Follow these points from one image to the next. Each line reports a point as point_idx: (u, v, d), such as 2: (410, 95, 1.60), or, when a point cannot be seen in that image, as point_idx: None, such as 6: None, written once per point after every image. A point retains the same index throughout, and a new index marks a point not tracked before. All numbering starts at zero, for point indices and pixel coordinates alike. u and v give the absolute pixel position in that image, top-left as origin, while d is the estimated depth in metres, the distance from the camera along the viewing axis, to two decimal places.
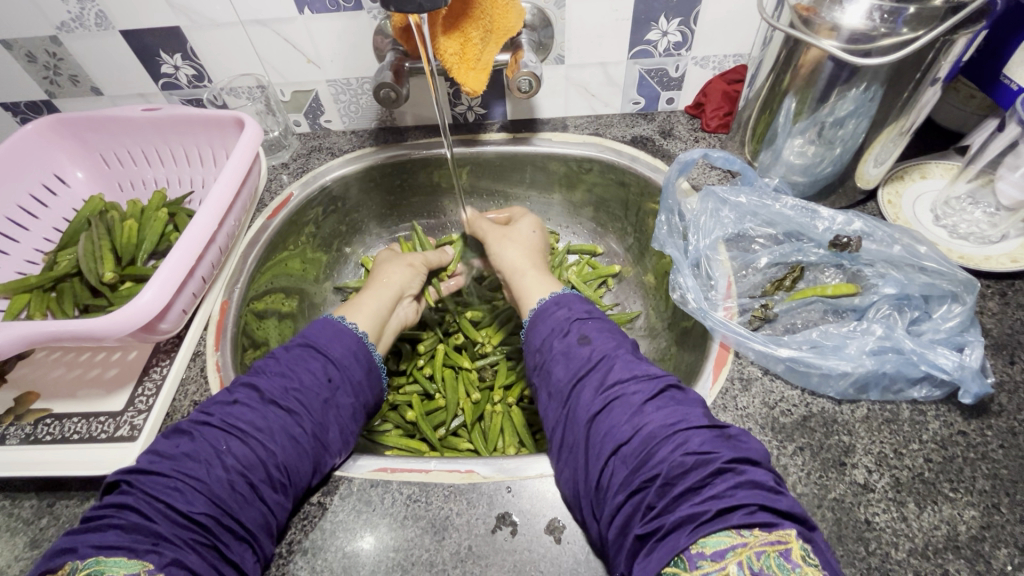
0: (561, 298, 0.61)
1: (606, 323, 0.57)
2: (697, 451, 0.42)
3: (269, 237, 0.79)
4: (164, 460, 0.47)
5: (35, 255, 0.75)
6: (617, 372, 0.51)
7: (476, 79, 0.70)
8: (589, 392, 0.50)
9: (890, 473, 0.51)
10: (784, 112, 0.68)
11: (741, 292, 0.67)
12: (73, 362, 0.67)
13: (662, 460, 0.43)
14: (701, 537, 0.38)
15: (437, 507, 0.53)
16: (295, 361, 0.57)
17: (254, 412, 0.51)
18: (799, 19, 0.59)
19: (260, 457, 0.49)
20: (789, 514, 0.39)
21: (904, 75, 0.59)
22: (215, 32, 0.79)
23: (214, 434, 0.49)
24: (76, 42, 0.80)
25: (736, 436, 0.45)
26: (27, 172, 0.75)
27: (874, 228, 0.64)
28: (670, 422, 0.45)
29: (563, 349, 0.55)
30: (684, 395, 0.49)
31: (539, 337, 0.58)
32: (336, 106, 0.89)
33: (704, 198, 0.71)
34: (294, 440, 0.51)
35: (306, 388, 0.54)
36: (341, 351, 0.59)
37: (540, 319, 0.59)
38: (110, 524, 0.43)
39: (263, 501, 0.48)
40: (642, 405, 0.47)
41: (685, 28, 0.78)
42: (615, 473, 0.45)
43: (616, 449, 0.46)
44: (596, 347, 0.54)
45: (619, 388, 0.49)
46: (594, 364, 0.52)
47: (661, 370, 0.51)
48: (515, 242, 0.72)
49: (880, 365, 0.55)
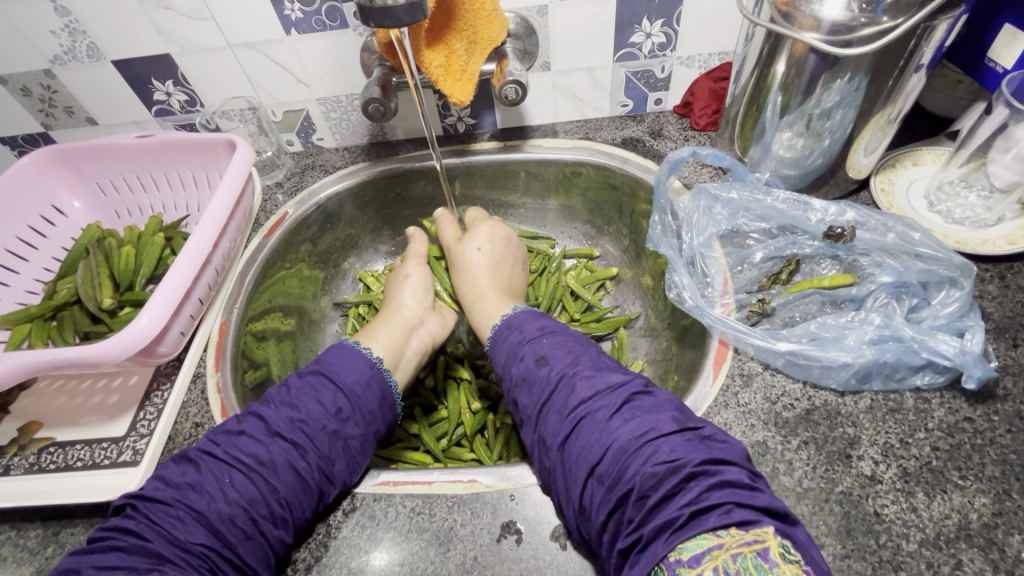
0: (510, 323, 0.61)
1: (563, 338, 0.56)
2: (667, 459, 0.42)
3: (266, 256, 0.79)
4: (170, 489, 0.48)
5: (35, 285, 0.75)
6: (580, 389, 0.50)
7: (463, 89, 0.71)
8: (555, 415, 0.50)
9: (897, 463, 0.51)
10: (771, 106, 0.68)
11: (738, 288, 0.66)
12: (75, 390, 0.67)
13: (635, 473, 0.42)
14: (678, 543, 0.37)
15: (441, 519, 0.53)
16: (304, 391, 0.56)
17: (258, 444, 0.51)
18: (779, 14, 0.59)
19: (262, 492, 0.48)
20: (764, 510, 0.39)
21: (888, 62, 0.59)
22: (205, 57, 0.80)
23: (218, 466, 0.49)
24: (69, 74, 0.81)
25: (709, 436, 0.44)
26: (25, 205, 0.76)
27: (867, 217, 0.64)
28: (638, 434, 0.44)
29: (523, 377, 0.55)
30: (652, 399, 0.48)
31: (500, 363, 0.59)
32: (328, 123, 0.90)
33: (695, 196, 0.71)
34: (298, 475, 0.50)
35: (312, 420, 0.54)
36: (353, 379, 0.58)
37: (497, 347, 0.60)
38: (113, 546, 0.43)
39: (264, 536, 0.48)
40: (610, 420, 0.47)
41: (668, 29, 0.78)
42: (593, 494, 0.45)
43: (592, 469, 0.45)
44: (553, 368, 0.53)
45: (584, 407, 0.49)
46: (556, 386, 0.52)
47: (621, 378, 0.50)
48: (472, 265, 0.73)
49: (880, 354, 0.54)
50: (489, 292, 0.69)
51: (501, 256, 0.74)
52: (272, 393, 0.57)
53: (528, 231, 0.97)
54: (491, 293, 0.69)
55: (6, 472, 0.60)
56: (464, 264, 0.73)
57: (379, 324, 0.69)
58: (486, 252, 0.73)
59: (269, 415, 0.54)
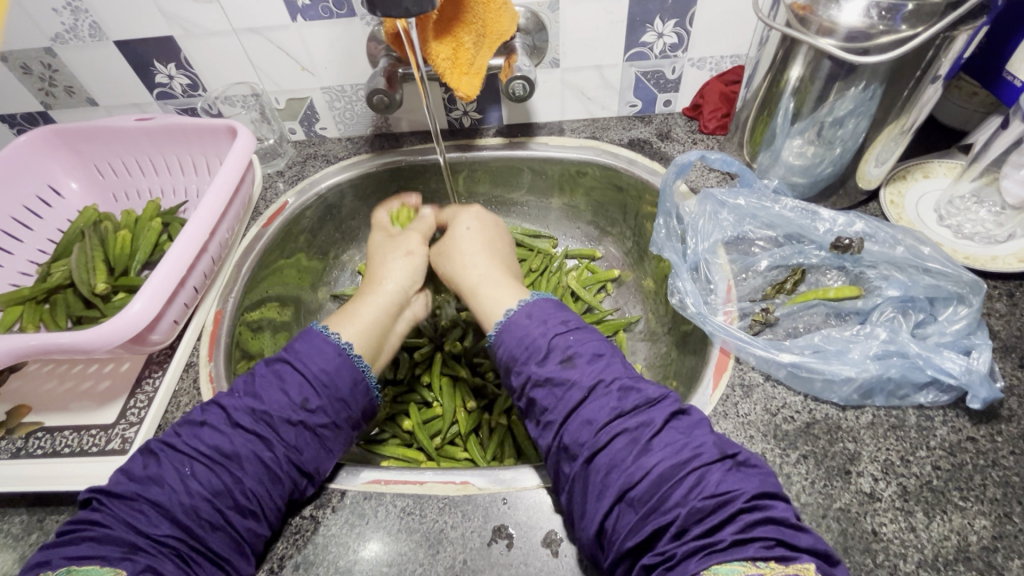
0: (532, 313, 0.57)
1: (589, 336, 0.55)
2: (715, 493, 0.41)
3: (263, 246, 0.78)
4: (130, 483, 0.47)
5: (30, 266, 0.74)
6: (614, 405, 0.48)
7: (470, 83, 0.69)
8: (584, 426, 0.48)
9: (896, 481, 0.50)
10: (782, 112, 0.67)
11: (741, 296, 0.65)
12: (65, 374, 0.66)
13: (677, 504, 0.42)
14: (712, 564, 0.38)
15: (432, 520, 0.52)
16: (267, 381, 0.54)
17: (222, 436, 0.50)
18: (795, 18, 0.58)
19: (227, 483, 0.48)
20: (810, 551, 0.39)
21: (904, 72, 0.58)
22: (209, 40, 0.79)
23: (181, 458, 0.48)
24: (71, 52, 0.80)
25: (745, 462, 0.44)
26: (21, 184, 0.75)
27: (876, 229, 0.62)
28: (680, 462, 0.43)
29: (546, 377, 0.52)
30: (688, 419, 0.48)
31: (509, 353, 0.55)
32: (331, 113, 0.89)
33: (701, 201, 0.70)
34: (265, 465, 0.50)
35: (275, 410, 0.52)
36: (320, 367, 0.55)
37: (509, 331, 0.56)
38: (82, 538, 0.43)
39: (232, 527, 0.47)
40: (649, 442, 0.45)
41: (680, 29, 0.77)
42: (622, 517, 0.44)
43: (624, 491, 0.44)
44: (583, 372, 0.51)
45: (621, 422, 0.47)
46: (587, 394, 0.50)
47: (658, 393, 0.50)
48: (472, 254, 0.68)
49: (885, 370, 0.53)
50: (493, 276, 0.65)
51: (490, 235, 0.71)
52: (240, 380, 0.56)
53: (530, 230, 0.96)
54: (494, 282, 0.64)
55: None
56: (458, 245, 0.69)
57: (372, 294, 0.66)
58: (476, 232, 0.70)
59: (234, 404, 0.53)
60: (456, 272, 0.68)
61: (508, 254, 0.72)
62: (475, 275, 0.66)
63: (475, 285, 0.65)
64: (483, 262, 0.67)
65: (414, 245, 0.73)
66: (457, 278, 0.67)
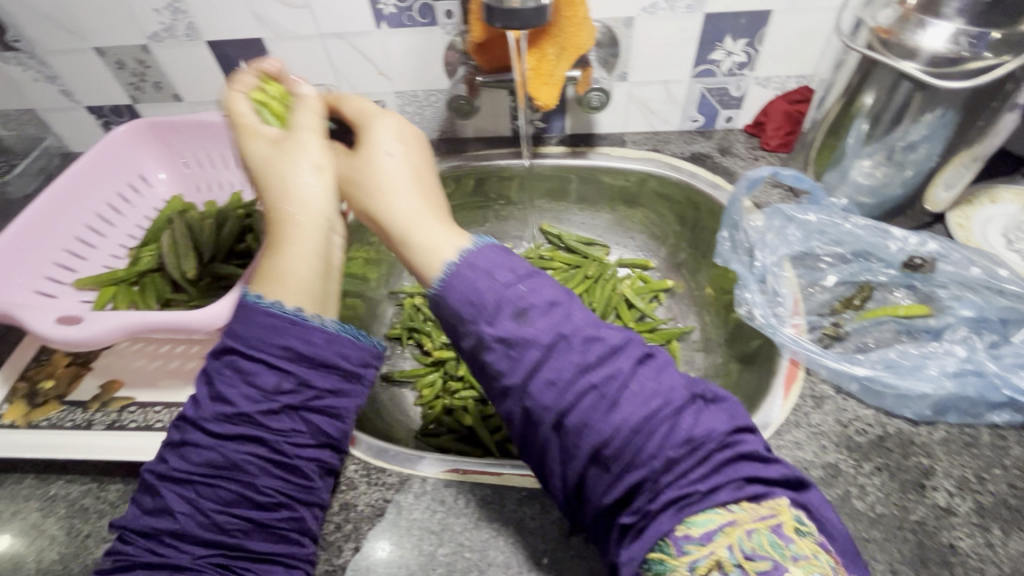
0: (472, 262, 0.44)
1: (548, 282, 0.45)
2: (687, 438, 0.39)
3: None
4: (144, 518, 0.45)
5: (120, 250, 0.79)
6: (576, 359, 0.41)
7: (549, 93, 0.72)
8: (548, 386, 0.41)
9: (972, 497, 0.51)
10: (854, 134, 0.69)
11: (809, 310, 0.66)
12: (154, 353, 0.69)
13: (652, 454, 0.39)
14: (688, 516, 0.38)
15: (511, 510, 0.54)
16: (223, 375, 0.46)
17: (204, 448, 0.45)
18: (878, 41, 0.61)
19: (238, 490, 0.45)
20: (779, 479, 0.40)
21: (981, 101, 0.60)
22: (295, 43, 0.83)
23: (178, 484, 0.45)
24: (165, 50, 0.84)
25: (711, 401, 0.42)
26: (118, 172, 0.79)
27: (949, 249, 0.64)
28: (649, 412, 0.39)
29: (498, 338, 0.42)
30: (653, 362, 0.43)
31: (456, 309, 0.43)
32: (400, 116, 0.92)
33: (770, 216, 0.72)
34: (265, 457, 0.46)
35: (245, 405, 0.45)
36: (247, 329, 0.46)
37: (452, 285, 0.44)
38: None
39: (266, 523, 0.46)
40: (618, 394, 0.40)
41: (750, 48, 0.79)
42: (597, 479, 0.41)
43: (593, 450, 0.40)
44: (540, 329, 0.41)
45: (587, 377, 0.40)
46: (548, 350, 0.41)
47: (646, 343, 0.45)
48: (400, 184, 0.52)
49: (961, 388, 0.54)
50: (425, 212, 0.51)
51: (419, 158, 0.55)
52: (200, 386, 0.48)
53: (584, 237, 0.97)
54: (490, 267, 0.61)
55: (89, 426, 0.62)
56: (378, 170, 0.53)
57: (299, 229, 0.50)
58: (402, 156, 0.54)
59: (201, 415, 0.46)
60: (376, 206, 0.52)
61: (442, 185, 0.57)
62: (407, 214, 0.51)
63: (408, 229, 0.50)
64: (422, 201, 0.52)
65: (324, 155, 0.53)
66: (383, 221, 0.52)
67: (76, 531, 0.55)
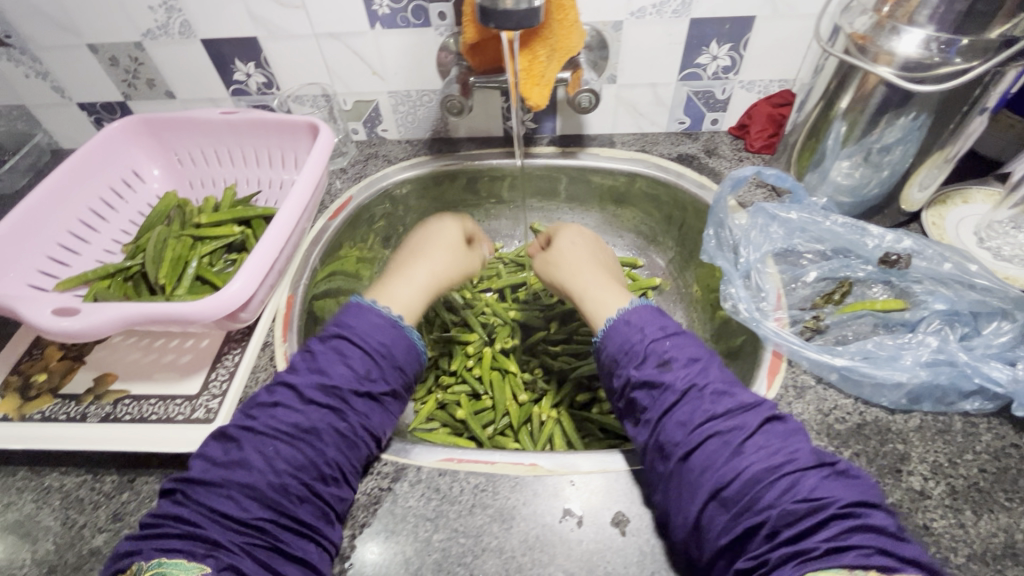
0: (631, 318, 0.62)
1: (688, 342, 0.59)
2: (807, 498, 0.44)
3: (330, 237, 0.83)
4: (214, 468, 0.49)
5: (114, 245, 0.78)
6: (707, 408, 0.52)
7: (540, 94, 0.74)
8: (678, 427, 0.52)
9: (945, 481, 0.53)
10: (833, 135, 0.72)
11: (791, 305, 0.69)
12: (148, 347, 0.69)
13: (770, 505, 0.45)
14: (808, 571, 0.41)
15: (504, 497, 0.55)
16: (328, 357, 0.56)
17: (297, 412, 0.52)
18: (854, 47, 0.63)
19: (311, 458, 0.50)
20: (915, 562, 0.41)
21: (952, 107, 0.63)
22: (290, 43, 0.84)
23: (260, 440, 0.50)
24: (160, 47, 0.85)
25: (845, 473, 0.47)
26: (109, 168, 0.79)
27: (924, 246, 0.66)
28: (774, 465, 0.46)
29: (643, 379, 0.56)
30: (783, 426, 0.51)
31: (612, 352, 0.61)
32: (394, 116, 0.94)
33: (753, 215, 0.74)
34: (341, 434, 0.53)
35: (341, 383, 0.54)
36: (378, 341, 0.58)
37: (613, 334, 0.61)
38: (173, 533, 0.46)
39: (319, 496, 0.50)
40: (742, 444, 0.49)
41: (734, 53, 0.82)
42: (713, 518, 0.47)
43: (715, 492, 0.47)
44: (677, 377, 0.55)
45: (712, 424, 0.51)
46: (680, 398, 0.54)
47: (753, 400, 0.53)
48: (579, 263, 0.74)
49: (934, 377, 0.56)
50: (602, 284, 0.70)
51: (591, 249, 0.78)
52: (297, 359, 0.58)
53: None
54: (600, 285, 0.70)
55: (83, 419, 0.62)
56: (563, 257, 0.76)
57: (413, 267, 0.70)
58: (578, 245, 0.77)
59: (302, 381, 0.54)
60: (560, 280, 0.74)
61: (608, 260, 0.79)
62: (580, 283, 0.71)
63: (584, 291, 0.70)
64: (589, 274, 0.72)
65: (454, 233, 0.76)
66: (568, 283, 0.73)
67: (72, 521, 0.55)
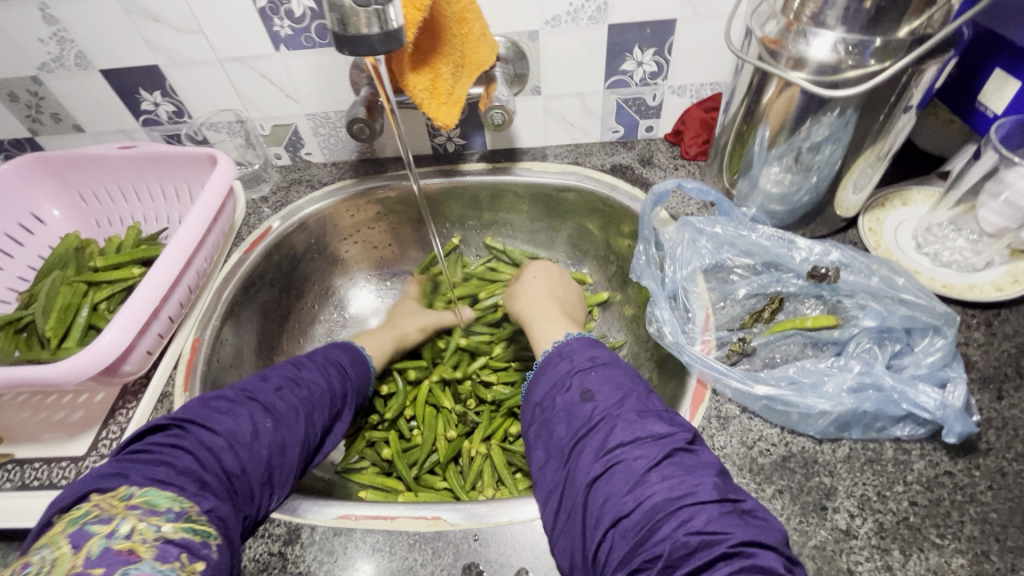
0: (562, 351, 0.58)
1: (615, 372, 0.54)
2: (702, 531, 0.41)
3: (244, 272, 0.78)
4: (216, 418, 0.52)
5: (8, 294, 0.74)
6: (619, 434, 0.48)
7: (448, 113, 0.69)
8: (589, 453, 0.48)
9: (873, 518, 0.49)
10: (759, 140, 0.67)
11: (719, 325, 0.65)
12: (39, 405, 0.65)
13: (665, 538, 0.41)
14: None
15: (401, 557, 0.51)
16: (313, 373, 0.62)
17: (289, 399, 0.57)
18: (766, 51, 0.59)
19: (291, 439, 0.55)
20: None
21: (879, 99, 0.58)
22: (193, 69, 0.80)
23: (257, 408, 0.54)
24: (57, 81, 0.81)
25: (750, 512, 0.43)
26: (5, 212, 0.75)
27: (852, 258, 0.62)
28: (674, 497, 0.43)
29: (564, 407, 0.53)
30: (694, 458, 0.47)
31: (540, 392, 0.56)
32: (316, 139, 0.90)
33: (679, 229, 0.69)
34: (312, 433, 0.58)
35: (319, 393, 0.61)
36: (349, 366, 0.68)
37: (542, 375, 0.57)
38: (166, 461, 0.47)
39: (274, 484, 0.53)
40: (645, 473, 0.45)
41: (660, 58, 0.78)
42: (614, 546, 0.43)
43: (616, 521, 0.44)
44: (598, 405, 0.51)
45: (622, 451, 0.47)
46: (595, 425, 0.50)
47: (666, 429, 0.48)
48: (535, 296, 0.75)
49: (860, 404, 0.52)
50: (554, 315, 0.70)
51: (555, 282, 0.79)
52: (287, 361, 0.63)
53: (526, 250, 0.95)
54: (548, 316, 0.70)
55: None
56: (525, 290, 0.77)
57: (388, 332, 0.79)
58: (542, 280, 0.79)
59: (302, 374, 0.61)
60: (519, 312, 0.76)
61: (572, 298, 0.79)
62: (532, 312, 0.72)
63: (536, 321, 0.71)
64: (543, 305, 0.72)
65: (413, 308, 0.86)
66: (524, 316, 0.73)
67: None
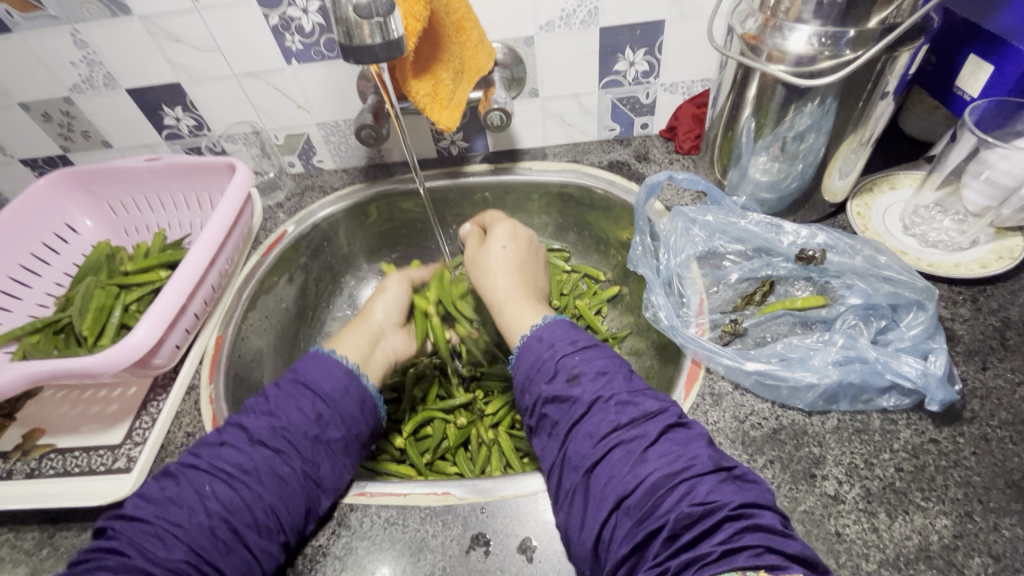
0: (541, 335, 0.60)
1: (598, 356, 0.57)
2: (703, 501, 0.43)
3: (262, 274, 0.83)
4: (148, 505, 0.49)
5: (47, 299, 0.79)
6: (613, 418, 0.51)
7: (450, 116, 0.74)
8: (585, 439, 0.51)
9: (860, 484, 0.51)
10: (745, 131, 0.70)
11: (713, 308, 0.68)
12: (76, 399, 0.70)
13: (669, 510, 0.44)
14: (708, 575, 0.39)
15: (414, 529, 0.54)
16: (283, 401, 0.57)
17: (241, 454, 0.53)
18: (747, 47, 0.62)
19: (245, 500, 0.50)
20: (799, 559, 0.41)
21: (855, 88, 0.61)
22: (211, 85, 0.85)
23: (199, 477, 0.51)
24: (87, 100, 0.87)
25: (741, 477, 0.46)
26: (40, 223, 0.80)
27: (837, 240, 0.65)
28: (674, 472, 0.46)
29: (552, 395, 0.55)
30: (686, 432, 0.50)
31: (525, 374, 0.59)
32: (327, 147, 0.94)
33: (673, 218, 0.72)
34: (281, 480, 0.52)
35: (294, 426, 0.55)
36: (331, 386, 0.59)
37: (524, 355, 0.60)
38: (99, 567, 0.44)
39: (248, 548, 0.49)
40: (644, 452, 0.48)
41: (651, 57, 0.81)
42: (619, 524, 0.46)
43: (620, 500, 0.46)
44: (586, 389, 0.54)
45: (618, 434, 0.50)
46: (588, 410, 0.52)
47: (657, 406, 0.52)
48: (495, 271, 0.72)
49: (845, 376, 0.55)
50: (520, 295, 0.68)
51: (522, 256, 0.74)
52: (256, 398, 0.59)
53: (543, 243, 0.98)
54: (516, 298, 0.68)
55: (8, 476, 0.63)
56: (489, 263, 0.73)
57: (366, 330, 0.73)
58: (511, 251, 0.73)
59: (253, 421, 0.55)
60: (482, 285, 0.72)
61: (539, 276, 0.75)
62: (500, 293, 0.69)
63: (503, 300, 0.68)
64: (507, 282, 0.70)
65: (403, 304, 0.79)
66: (488, 290, 0.71)
67: None
